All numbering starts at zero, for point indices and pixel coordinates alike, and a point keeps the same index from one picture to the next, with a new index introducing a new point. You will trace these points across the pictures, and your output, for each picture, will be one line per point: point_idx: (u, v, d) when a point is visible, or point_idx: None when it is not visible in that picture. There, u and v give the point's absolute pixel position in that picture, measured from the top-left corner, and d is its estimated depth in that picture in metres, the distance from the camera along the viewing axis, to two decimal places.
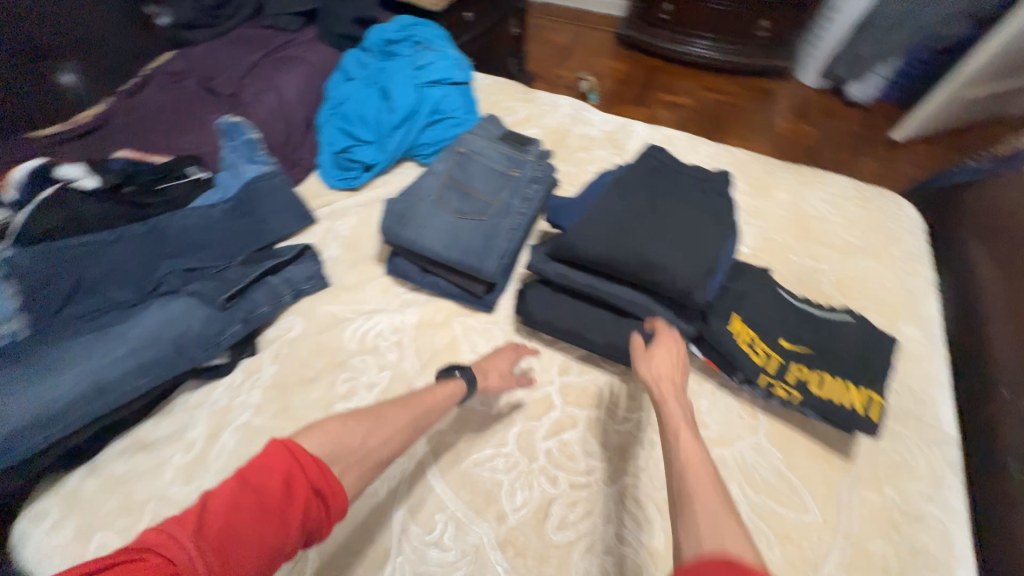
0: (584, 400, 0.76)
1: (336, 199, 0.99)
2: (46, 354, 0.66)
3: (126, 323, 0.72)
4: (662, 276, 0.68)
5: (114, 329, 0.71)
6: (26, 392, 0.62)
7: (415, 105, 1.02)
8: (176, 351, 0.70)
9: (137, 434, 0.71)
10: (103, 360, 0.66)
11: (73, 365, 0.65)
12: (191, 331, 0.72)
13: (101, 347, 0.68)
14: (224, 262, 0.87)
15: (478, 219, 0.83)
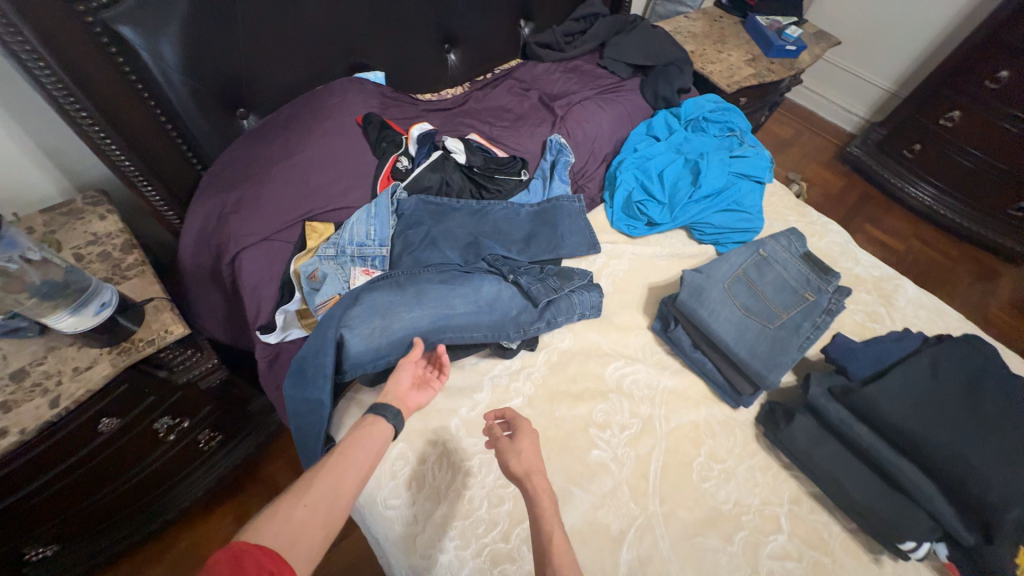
0: (814, 541, 0.76)
1: (616, 240, 1.09)
2: (410, 284, 0.83)
3: (464, 281, 0.86)
4: (972, 479, 0.68)
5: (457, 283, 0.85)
6: (409, 317, 0.80)
7: (716, 190, 1.09)
8: (500, 326, 0.85)
9: None
10: (453, 312, 0.83)
11: (433, 308, 0.82)
12: (511, 315, 0.87)
13: (451, 297, 0.84)
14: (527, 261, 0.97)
15: (764, 325, 0.87)
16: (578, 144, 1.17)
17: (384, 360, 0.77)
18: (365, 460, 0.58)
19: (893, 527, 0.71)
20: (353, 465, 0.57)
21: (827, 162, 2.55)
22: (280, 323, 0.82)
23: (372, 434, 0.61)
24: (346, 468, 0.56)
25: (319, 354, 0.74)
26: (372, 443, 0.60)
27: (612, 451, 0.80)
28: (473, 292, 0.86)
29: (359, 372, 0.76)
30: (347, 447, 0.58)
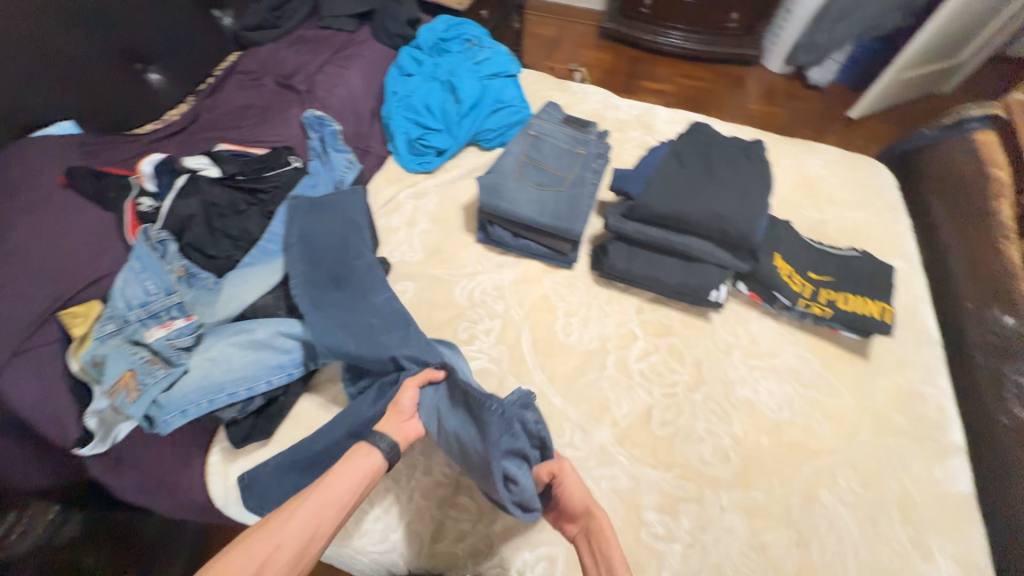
0: (661, 331, 0.93)
1: (417, 181, 1.12)
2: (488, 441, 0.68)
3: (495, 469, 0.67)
4: (727, 224, 0.86)
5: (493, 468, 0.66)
6: (251, 353, 0.73)
7: (478, 97, 1.16)
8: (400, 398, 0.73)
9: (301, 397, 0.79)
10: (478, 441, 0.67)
11: (239, 329, 0.76)
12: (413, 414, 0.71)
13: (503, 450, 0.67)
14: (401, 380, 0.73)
15: (557, 190, 0.98)
16: (338, 111, 1.15)
17: (221, 401, 0.70)
18: (340, 497, 0.55)
19: (699, 287, 0.90)
20: (329, 493, 0.54)
21: (593, 43, 2.80)
22: (98, 428, 0.70)
23: (357, 466, 0.58)
24: (319, 502, 0.53)
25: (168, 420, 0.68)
26: (362, 467, 0.58)
27: (487, 354, 0.88)
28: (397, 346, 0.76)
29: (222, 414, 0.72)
30: (332, 478, 0.56)
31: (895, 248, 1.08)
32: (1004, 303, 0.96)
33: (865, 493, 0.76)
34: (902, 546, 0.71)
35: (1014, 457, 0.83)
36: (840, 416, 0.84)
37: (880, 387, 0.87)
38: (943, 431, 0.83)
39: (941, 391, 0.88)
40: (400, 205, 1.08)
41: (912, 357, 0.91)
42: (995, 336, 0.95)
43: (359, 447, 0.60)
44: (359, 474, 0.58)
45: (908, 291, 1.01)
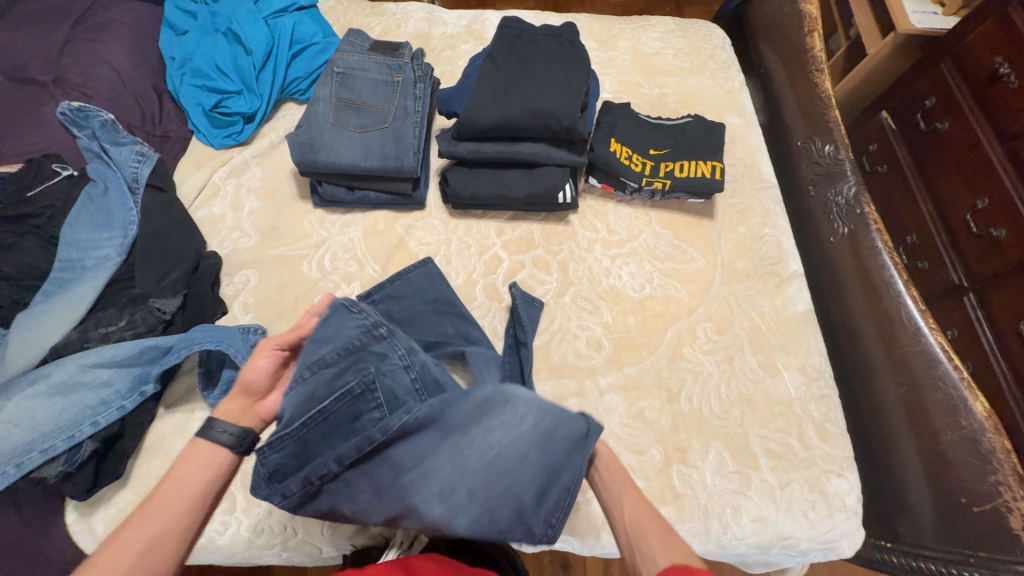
0: (524, 247, 0.92)
1: (231, 156, 0.98)
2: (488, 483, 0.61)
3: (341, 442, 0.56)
4: (551, 119, 0.83)
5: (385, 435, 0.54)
6: (62, 400, 0.66)
7: (272, 42, 1.01)
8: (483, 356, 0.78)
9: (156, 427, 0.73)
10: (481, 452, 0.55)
11: (37, 379, 0.68)
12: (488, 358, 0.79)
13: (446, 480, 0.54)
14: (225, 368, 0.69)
15: (381, 127, 0.90)
16: (100, 91, 0.93)
17: (35, 460, 0.63)
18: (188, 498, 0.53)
19: (547, 192, 0.88)
20: (187, 488, 0.54)
21: None
22: None
23: (202, 451, 0.56)
24: (159, 513, 0.51)
25: None
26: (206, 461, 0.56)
27: None
28: (205, 342, 0.71)
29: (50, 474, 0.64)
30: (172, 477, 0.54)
31: (732, 105, 1.11)
32: (822, 135, 1.03)
33: (720, 339, 0.84)
34: (753, 374, 0.81)
35: (842, 270, 0.93)
36: (694, 279, 0.90)
37: (726, 242, 0.94)
38: (782, 265, 0.92)
39: (778, 230, 0.96)
40: (217, 188, 0.95)
41: (752, 205, 0.98)
42: (819, 166, 1.03)
43: (214, 445, 0.56)
44: (206, 463, 0.55)
45: (746, 144, 1.05)
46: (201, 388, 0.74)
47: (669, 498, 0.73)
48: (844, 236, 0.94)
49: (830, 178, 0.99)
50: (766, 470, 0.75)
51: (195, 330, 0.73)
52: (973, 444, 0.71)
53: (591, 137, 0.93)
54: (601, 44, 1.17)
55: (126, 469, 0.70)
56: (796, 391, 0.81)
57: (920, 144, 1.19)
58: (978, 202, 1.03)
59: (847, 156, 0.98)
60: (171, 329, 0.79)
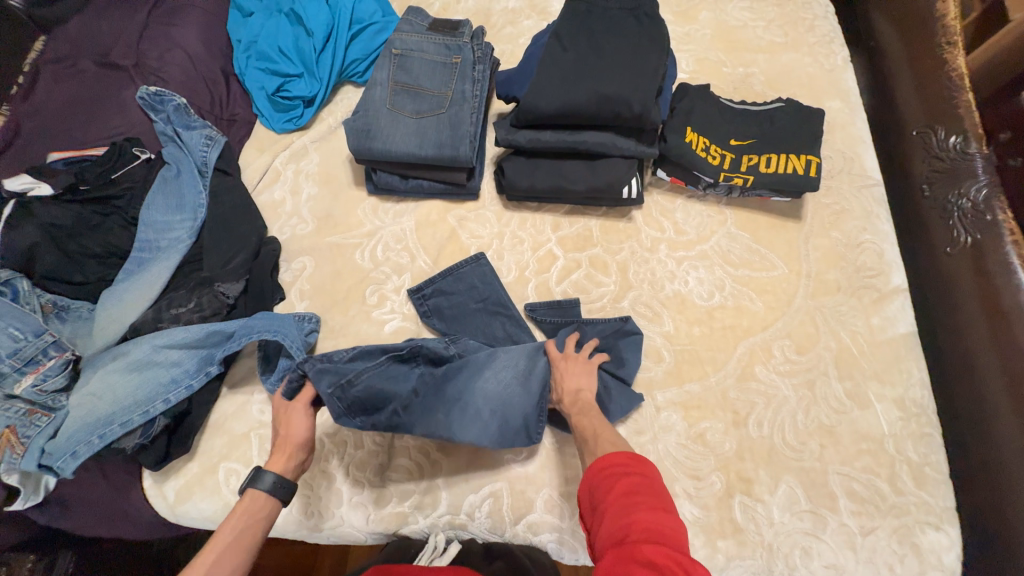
0: (581, 244, 0.86)
1: (291, 141, 0.98)
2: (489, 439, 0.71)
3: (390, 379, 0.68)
4: (620, 106, 0.75)
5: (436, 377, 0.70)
6: (139, 376, 0.71)
7: (332, 23, 0.99)
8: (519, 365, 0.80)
9: (220, 408, 0.77)
10: (493, 378, 0.70)
11: (117, 355, 0.73)
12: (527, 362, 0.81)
13: (471, 403, 0.68)
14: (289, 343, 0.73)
15: (437, 113, 0.86)
16: (174, 76, 0.96)
17: (115, 432, 0.67)
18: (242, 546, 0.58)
19: (611, 186, 0.81)
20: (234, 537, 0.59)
21: None
22: (24, 482, 0.69)
23: (253, 500, 0.62)
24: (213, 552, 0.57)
25: (71, 461, 0.66)
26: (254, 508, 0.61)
27: (401, 312, 0.83)
28: (263, 330, 0.72)
29: (127, 445, 0.69)
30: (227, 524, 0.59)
31: (833, 87, 0.96)
32: (947, 123, 0.87)
33: (801, 360, 0.74)
34: (838, 403, 0.72)
35: (959, 288, 0.79)
36: (773, 289, 0.80)
37: (815, 249, 0.82)
38: (882, 278, 0.79)
39: (880, 236, 0.82)
40: (278, 173, 0.96)
41: (849, 206, 0.85)
42: (938, 161, 0.87)
43: (251, 492, 0.62)
44: (255, 513, 0.61)
45: (846, 134, 0.91)
46: (260, 372, 0.76)
47: (730, 531, 0.66)
48: (964, 246, 0.80)
49: (953, 176, 0.85)
50: (846, 512, 0.66)
51: (255, 317, 0.75)
52: None
53: (663, 125, 0.84)
54: (678, 17, 1.04)
55: (193, 443, 0.74)
56: (889, 426, 0.70)
57: None
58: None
59: (978, 151, 0.83)
60: (234, 312, 0.83)
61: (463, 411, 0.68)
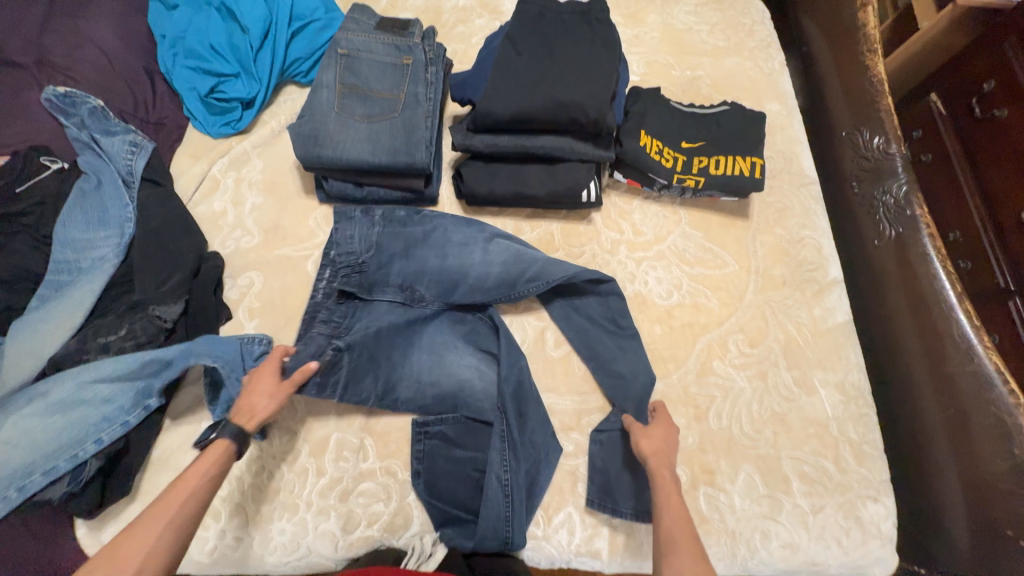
0: (543, 249, 0.86)
1: (229, 147, 0.91)
2: (354, 370, 0.73)
3: (408, 267, 0.80)
4: (576, 112, 0.76)
5: (415, 266, 0.80)
6: (61, 417, 0.63)
7: (270, 19, 0.92)
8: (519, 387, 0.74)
9: (163, 443, 0.70)
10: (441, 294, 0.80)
11: (32, 396, 0.65)
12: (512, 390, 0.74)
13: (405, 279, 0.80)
14: (405, 244, 0.81)
15: (390, 117, 0.83)
16: (87, 75, 0.86)
17: (38, 482, 0.61)
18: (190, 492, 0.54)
19: (570, 190, 0.81)
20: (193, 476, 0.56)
21: None
22: None
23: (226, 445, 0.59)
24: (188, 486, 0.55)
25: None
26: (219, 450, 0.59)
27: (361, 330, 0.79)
28: (204, 355, 0.67)
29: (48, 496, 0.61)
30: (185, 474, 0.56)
31: (772, 90, 1.01)
32: (871, 125, 0.94)
33: (753, 353, 0.79)
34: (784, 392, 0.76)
35: (887, 277, 0.86)
36: (726, 286, 0.84)
37: (762, 246, 0.87)
38: (821, 271, 0.85)
39: (819, 232, 0.88)
40: (216, 182, 0.89)
41: (791, 204, 0.90)
42: (865, 160, 0.94)
43: (223, 441, 0.59)
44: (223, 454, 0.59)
45: (786, 135, 0.97)
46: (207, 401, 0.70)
47: (696, 521, 0.70)
48: (890, 239, 0.87)
49: (878, 174, 0.92)
50: (798, 494, 0.71)
51: (197, 340, 0.69)
52: None
53: (617, 128, 0.85)
54: (628, 19, 1.06)
55: (133, 484, 0.67)
56: (833, 410, 0.76)
57: (970, 133, 1.10)
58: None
59: (898, 151, 0.90)
60: (174, 336, 0.76)
61: (408, 278, 0.80)
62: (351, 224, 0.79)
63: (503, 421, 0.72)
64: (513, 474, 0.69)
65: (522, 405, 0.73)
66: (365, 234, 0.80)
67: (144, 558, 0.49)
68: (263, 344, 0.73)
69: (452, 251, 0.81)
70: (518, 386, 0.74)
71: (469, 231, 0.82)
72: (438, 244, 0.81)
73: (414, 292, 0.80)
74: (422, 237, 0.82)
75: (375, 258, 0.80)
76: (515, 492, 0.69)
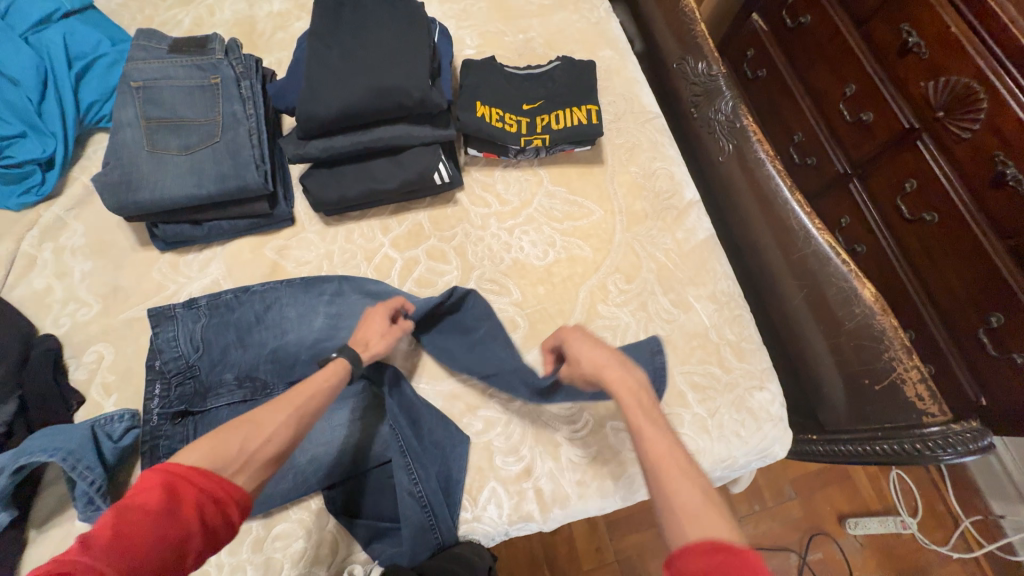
0: (414, 240, 0.85)
1: (37, 216, 0.81)
2: None
3: (247, 357, 0.73)
4: (400, 96, 0.74)
5: (250, 353, 0.73)
6: None
7: (44, 64, 0.82)
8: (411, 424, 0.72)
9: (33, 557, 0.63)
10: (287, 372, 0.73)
11: None
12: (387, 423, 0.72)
13: (243, 372, 0.73)
14: (236, 333, 0.73)
15: (210, 143, 0.77)
16: None
17: None
18: (312, 396, 0.56)
19: (421, 176, 0.80)
20: (301, 398, 0.56)
21: None
22: None
23: (336, 371, 0.61)
24: (291, 403, 0.54)
25: None
26: (327, 376, 0.60)
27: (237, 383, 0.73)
28: (40, 452, 0.60)
29: None
30: (302, 383, 0.57)
31: (602, 37, 1.05)
32: (693, 52, 1.01)
33: (631, 287, 0.83)
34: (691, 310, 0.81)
35: (735, 187, 0.93)
36: (596, 231, 0.87)
37: (620, 185, 0.91)
38: (677, 196, 0.91)
39: (669, 161, 0.94)
40: (31, 258, 0.78)
41: (640, 141, 0.95)
42: (695, 85, 1.01)
43: (342, 360, 0.62)
44: (332, 376, 0.60)
45: (623, 77, 1.01)
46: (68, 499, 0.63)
47: (611, 457, 0.73)
48: (730, 152, 0.94)
49: (709, 96, 0.98)
50: (694, 403, 0.76)
51: (31, 439, 0.62)
52: (867, 328, 0.76)
53: (454, 105, 0.85)
54: None
55: None
56: (709, 319, 0.82)
57: (790, 42, 1.21)
58: (906, 39, 0.93)
59: (720, 70, 0.97)
60: (14, 439, 0.68)
61: (245, 370, 0.73)
62: (172, 324, 0.71)
63: (400, 441, 0.70)
64: (423, 483, 0.69)
65: (415, 415, 0.73)
66: (184, 341, 0.72)
67: (238, 466, 0.48)
68: (126, 420, 0.67)
69: (292, 327, 0.75)
70: (402, 399, 0.72)
71: (307, 300, 0.76)
72: (275, 323, 0.75)
73: (254, 382, 0.72)
74: (257, 320, 0.74)
75: (207, 357, 0.72)
76: (430, 499, 0.68)
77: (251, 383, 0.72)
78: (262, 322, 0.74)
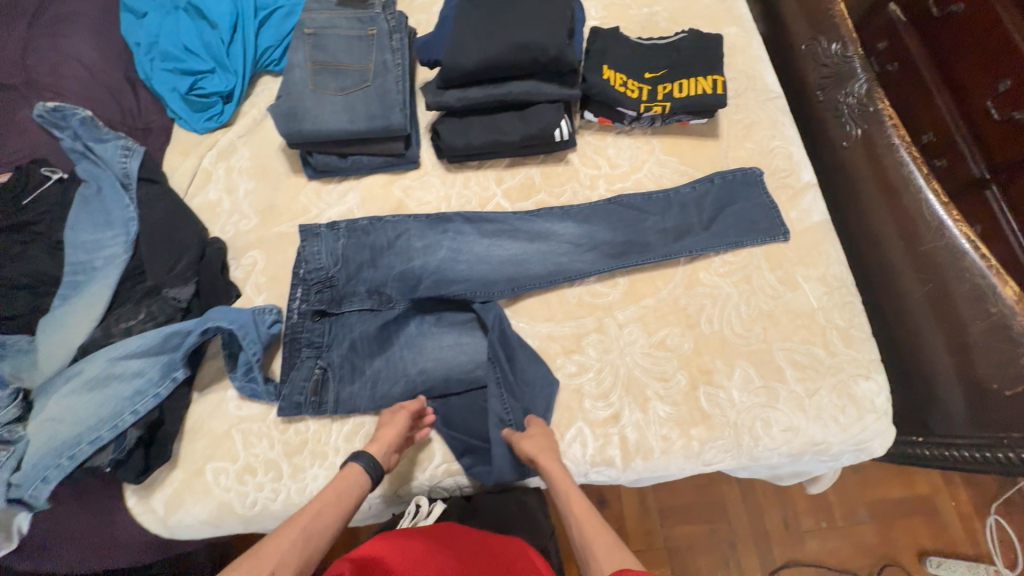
0: (525, 193, 0.90)
1: (216, 140, 0.95)
2: (339, 386, 0.76)
3: (376, 276, 0.82)
4: (536, 52, 0.79)
5: (380, 271, 0.82)
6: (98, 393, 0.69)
7: (236, 11, 0.96)
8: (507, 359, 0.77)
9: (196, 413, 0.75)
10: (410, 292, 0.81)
11: (73, 374, 0.71)
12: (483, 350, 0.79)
13: (372, 287, 0.82)
14: (370, 253, 0.83)
15: (363, 86, 0.86)
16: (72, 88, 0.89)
17: (86, 450, 0.67)
18: (323, 523, 0.61)
19: (542, 132, 0.84)
20: (310, 524, 0.60)
21: None
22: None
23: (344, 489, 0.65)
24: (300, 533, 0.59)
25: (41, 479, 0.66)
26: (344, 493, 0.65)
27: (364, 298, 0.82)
28: (218, 321, 0.72)
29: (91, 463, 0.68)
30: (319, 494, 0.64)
31: (729, 14, 1.04)
32: (828, 33, 0.98)
33: (736, 260, 0.82)
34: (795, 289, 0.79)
35: (858, 173, 0.90)
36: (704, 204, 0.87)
37: (734, 160, 0.90)
38: (794, 176, 0.89)
39: (789, 141, 0.91)
40: (208, 174, 0.93)
41: (759, 118, 0.93)
42: (825, 67, 0.97)
43: (355, 469, 0.67)
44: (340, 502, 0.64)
45: (747, 55, 0.99)
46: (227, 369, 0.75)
47: (699, 419, 0.74)
48: (856, 138, 0.90)
49: (839, 79, 0.95)
50: (792, 381, 0.75)
51: (209, 312, 0.74)
52: (1003, 330, 0.71)
53: (580, 67, 0.88)
54: None
55: (171, 452, 0.72)
56: (817, 300, 0.80)
57: None
58: None
59: (855, 53, 0.93)
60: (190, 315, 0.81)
61: (374, 285, 0.82)
62: (318, 240, 0.81)
63: (497, 370, 0.76)
64: (513, 410, 0.75)
65: (511, 352, 0.77)
66: (326, 253, 0.82)
67: None
68: (275, 314, 0.78)
69: (416, 255, 0.83)
70: (501, 334, 0.78)
71: (432, 235, 0.85)
72: (402, 250, 0.84)
73: (382, 296, 0.81)
74: (388, 245, 0.84)
75: (343, 271, 0.81)
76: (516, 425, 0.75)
77: (378, 298, 0.81)
78: (392, 247, 0.84)
